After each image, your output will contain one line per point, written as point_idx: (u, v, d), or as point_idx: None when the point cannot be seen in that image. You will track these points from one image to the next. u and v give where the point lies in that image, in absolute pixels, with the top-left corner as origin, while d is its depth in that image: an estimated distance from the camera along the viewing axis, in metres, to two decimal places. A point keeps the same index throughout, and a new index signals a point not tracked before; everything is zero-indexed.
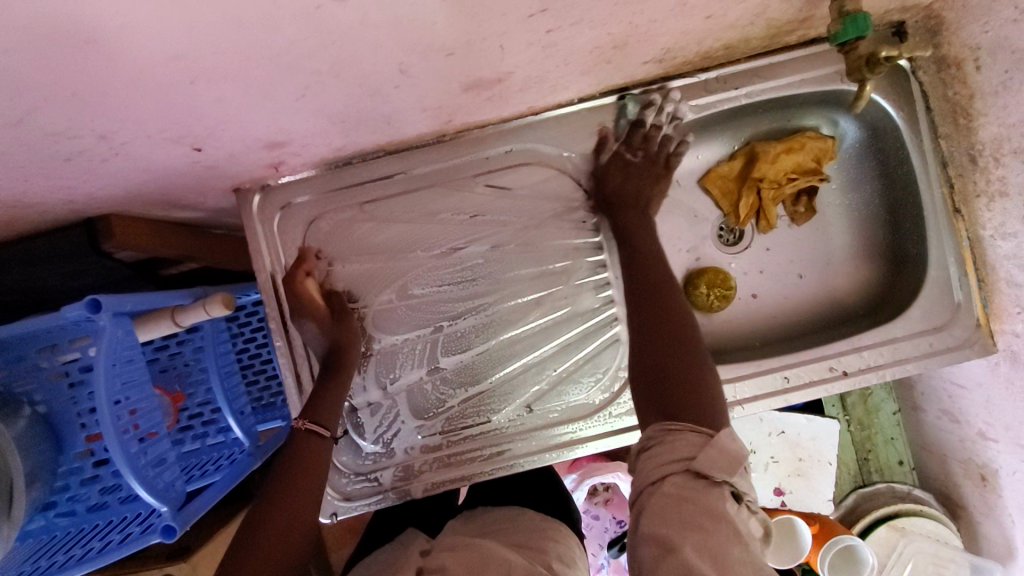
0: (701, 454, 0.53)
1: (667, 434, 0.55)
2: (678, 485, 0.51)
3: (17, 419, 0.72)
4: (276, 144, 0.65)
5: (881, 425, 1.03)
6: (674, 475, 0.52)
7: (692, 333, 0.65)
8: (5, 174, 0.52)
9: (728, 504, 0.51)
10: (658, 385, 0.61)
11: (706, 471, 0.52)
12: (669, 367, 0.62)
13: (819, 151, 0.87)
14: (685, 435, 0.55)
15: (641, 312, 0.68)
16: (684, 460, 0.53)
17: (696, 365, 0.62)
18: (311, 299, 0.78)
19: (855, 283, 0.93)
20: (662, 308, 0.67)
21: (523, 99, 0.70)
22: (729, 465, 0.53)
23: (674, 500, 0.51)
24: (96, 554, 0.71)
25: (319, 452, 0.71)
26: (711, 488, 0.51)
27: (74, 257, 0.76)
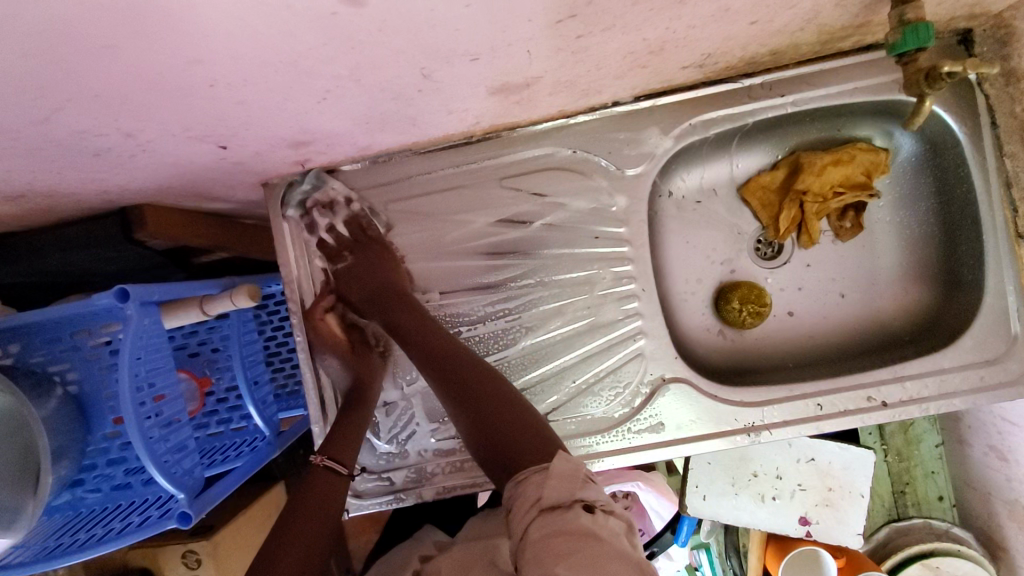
0: (545, 491, 0.53)
1: (515, 488, 0.56)
2: (541, 525, 0.50)
3: (49, 399, 0.75)
4: (301, 143, 0.65)
5: (921, 457, 0.96)
6: (532, 520, 0.51)
7: (505, 393, 0.68)
8: (39, 167, 0.54)
9: (586, 517, 0.50)
10: (497, 447, 0.62)
11: (554, 501, 0.52)
12: (497, 438, 0.63)
13: (870, 165, 0.81)
14: (529, 476, 0.56)
15: (460, 405, 0.68)
16: (535, 501, 0.52)
17: (507, 401, 0.67)
18: (331, 333, 0.80)
19: (902, 306, 0.87)
20: (468, 397, 0.67)
21: (554, 103, 0.68)
22: (569, 486, 0.53)
23: (540, 544, 0.49)
24: (115, 535, 0.73)
25: (333, 488, 0.72)
26: (565, 513, 0.50)
27: (108, 245, 0.78)
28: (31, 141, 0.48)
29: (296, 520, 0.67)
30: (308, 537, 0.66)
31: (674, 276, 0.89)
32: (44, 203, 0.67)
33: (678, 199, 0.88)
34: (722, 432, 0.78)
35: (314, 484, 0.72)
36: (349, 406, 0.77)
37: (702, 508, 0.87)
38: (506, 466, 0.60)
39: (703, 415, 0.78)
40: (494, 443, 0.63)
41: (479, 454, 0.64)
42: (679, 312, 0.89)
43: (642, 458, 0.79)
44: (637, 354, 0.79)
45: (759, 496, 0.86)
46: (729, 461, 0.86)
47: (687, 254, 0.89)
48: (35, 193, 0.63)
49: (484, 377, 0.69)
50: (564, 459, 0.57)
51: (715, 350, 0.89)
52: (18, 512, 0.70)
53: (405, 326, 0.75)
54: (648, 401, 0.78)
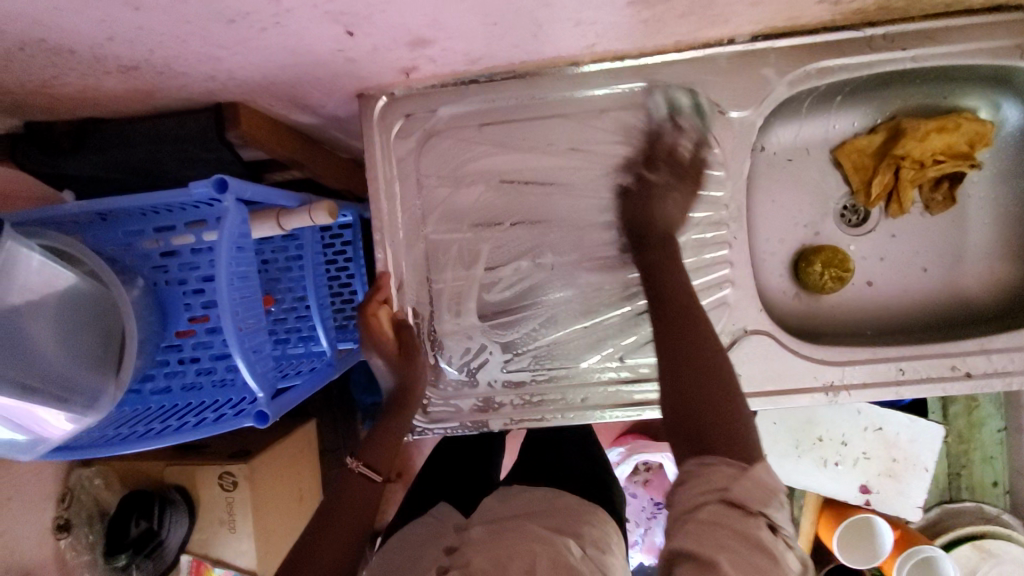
0: (733, 485, 0.51)
1: (702, 465, 0.53)
2: (714, 511, 0.49)
3: (132, 288, 0.75)
4: (421, 43, 0.63)
5: (982, 441, 0.94)
6: (710, 502, 0.50)
7: (722, 353, 0.63)
8: (172, 27, 0.52)
9: (766, 533, 0.48)
10: (683, 412, 0.59)
11: (739, 500, 0.50)
12: (696, 402, 0.59)
13: (974, 135, 0.80)
14: (716, 463, 0.53)
15: (663, 346, 0.64)
16: (722, 489, 0.51)
17: (718, 372, 0.61)
18: (381, 331, 0.76)
19: (987, 283, 0.86)
20: (674, 332, 0.64)
21: (677, 28, 0.67)
22: (762, 496, 0.51)
23: (706, 527, 0.49)
24: (192, 428, 0.72)
25: (366, 495, 0.69)
26: (749, 518, 0.49)
27: (197, 142, 0.76)
28: None
29: (332, 516, 0.66)
30: (341, 535, 0.64)
31: (758, 234, 0.88)
32: (150, 82, 0.65)
33: (769, 155, 0.87)
34: (801, 389, 0.77)
35: (347, 488, 0.69)
36: (387, 412, 0.78)
37: (763, 467, 0.86)
38: (691, 442, 0.56)
39: (781, 370, 0.77)
40: (686, 405, 0.59)
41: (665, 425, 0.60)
42: (760, 271, 0.88)
43: None
44: (721, 303, 0.78)
45: (821, 460, 0.85)
46: (794, 423, 0.85)
47: (773, 213, 0.88)
48: (149, 66, 0.61)
49: (700, 326, 0.65)
50: (765, 466, 0.53)
51: (791, 312, 0.88)
52: (100, 393, 0.70)
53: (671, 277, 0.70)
54: (728, 350, 0.78)
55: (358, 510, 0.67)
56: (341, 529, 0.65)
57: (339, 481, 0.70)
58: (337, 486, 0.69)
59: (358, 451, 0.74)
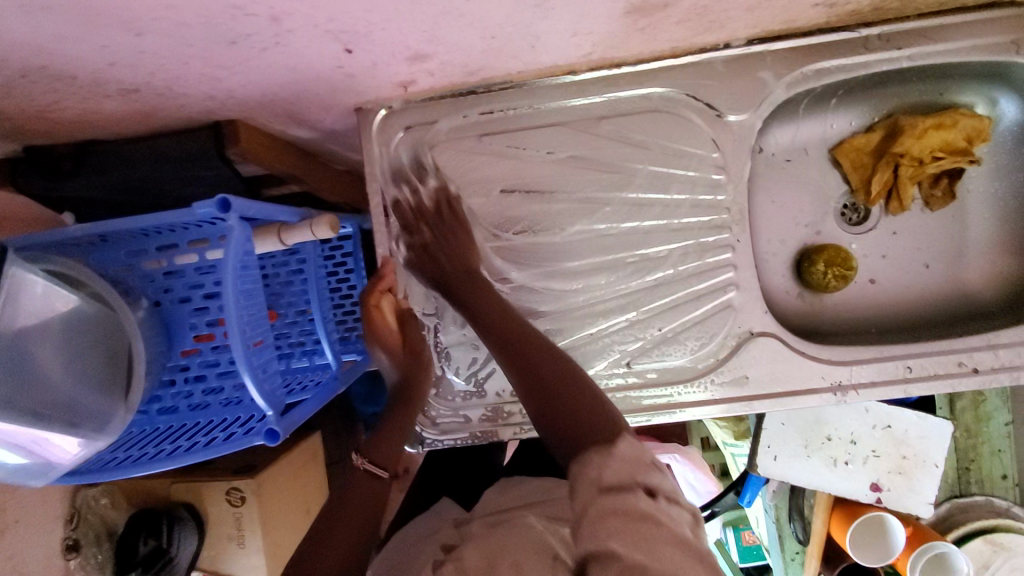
0: (606, 472, 0.51)
1: (584, 465, 0.53)
2: (600, 504, 0.49)
3: (137, 309, 0.75)
4: (420, 57, 0.63)
5: (990, 435, 0.94)
6: (592, 501, 0.50)
7: (556, 355, 0.64)
8: (173, 50, 0.52)
9: (647, 500, 0.49)
10: (559, 414, 0.59)
11: (616, 482, 0.50)
12: (558, 407, 0.59)
13: (971, 131, 0.80)
14: (587, 456, 0.54)
15: (510, 362, 0.65)
16: (597, 481, 0.51)
17: (571, 376, 0.62)
18: (383, 321, 0.76)
19: (989, 277, 0.86)
20: (511, 348, 0.66)
21: (674, 35, 0.67)
22: (633, 470, 0.51)
23: (600, 517, 0.48)
24: (202, 448, 0.71)
25: (371, 493, 0.69)
26: (623, 494, 0.49)
27: (198, 160, 0.76)
28: (183, 14, 0.47)
29: (341, 514, 0.66)
30: (348, 533, 0.64)
31: (759, 235, 0.88)
32: (150, 103, 0.65)
33: (768, 156, 0.87)
34: (809, 390, 0.77)
35: (355, 487, 0.69)
36: (393, 406, 0.77)
37: (773, 468, 0.86)
38: (568, 440, 0.57)
39: (788, 370, 0.77)
40: (551, 404, 0.60)
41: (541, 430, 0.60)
42: (762, 273, 0.88)
43: (722, 411, 0.78)
44: (725, 306, 0.78)
45: (832, 460, 0.84)
46: (803, 423, 0.85)
47: (773, 213, 0.88)
48: (149, 89, 0.61)
49: (530, 336, 0.67)
50: (628, 441, 0.54)
51: (794, 312, 0.88)
52: (109, 417, 0.70)
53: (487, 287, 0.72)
54: (734, 353, 0.78)
55: (363, 510, 0.67)
56: (350, 527, 0.65)
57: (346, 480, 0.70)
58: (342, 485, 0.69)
59: (363, 447, 0.73)
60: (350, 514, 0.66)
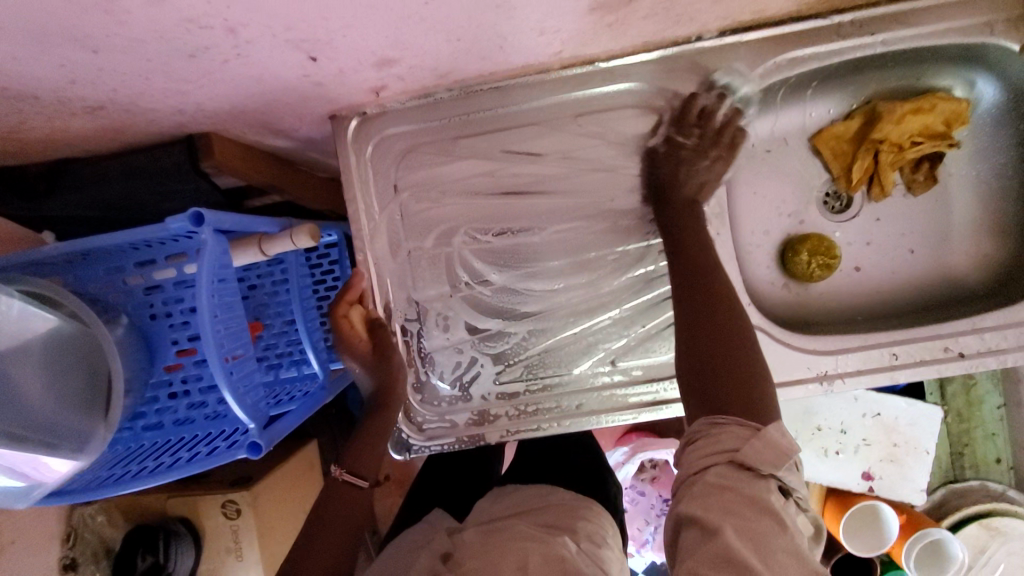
0: (746, 446, 0.51)
1: (711, 426, 0.54)
2: (719, 474, 0.50)
3: (116, 327, 0.74)
4: (387, 62, 0.63)
5: (983, 418, 0.94)
6: (707, 469, 0.51)
7: (739, 315, 0.62)
8: (133, 66, 0.52)
9: (776, 496, 0.48)
10: (711, 370, 0.58)
11: (751, 462, 0.50)
12: (712, 364, 0.58)
13: (950, 114, 0.80)
14: (729, 425, 0.53)
15: (684, 305, 0.64)
16: (729, 453, 0.51)
17: (744, 338, 0.60)
18: (353, 332, 0.76)
19: (975, 260, 0.86)
20: (694, 290, 0.65)
21: (644, 29, 0.67)
22: (776, 457, 0.50)
23: (712, 490, 0.49)
24: (184, 463, 0.71)
25: (353, 502, 0.71)
26: (757, 480, 0.49)
27: (173, 174, 0.76)
28: (135, 28, 0.46)
29: (321, 523, 0.68)
30: (330, 542, 0.67)
31: (742, 226, 0.87)
32: (119, 120, 0.65)
33: (748, 147, 0.86)
34: (796, 381, 0.77)
35: (334, 496, 0.70)
36: (371, 412, 0.76)
37: None
38: (704, 401, 0.57)
39: (774, 362, 0.77)
40: (703, 357, 0.60)
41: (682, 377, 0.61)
42: (747, 264, 0.87)
43: None
44: None
45: (822, 450, 0.84)
46: (792, 415, 0.84)
47: (756, 205, 0.87)
48: (115, 105, 0.61)
49: (721, 295, 0.64)
50: (780, 428, 0.52)
51: (781, 303, 0.88)
52: (90, 436, 0.70)
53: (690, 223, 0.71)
54: None
55: (344, 522, 0.69)
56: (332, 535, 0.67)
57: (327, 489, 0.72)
58: (323, 494, 0.71)
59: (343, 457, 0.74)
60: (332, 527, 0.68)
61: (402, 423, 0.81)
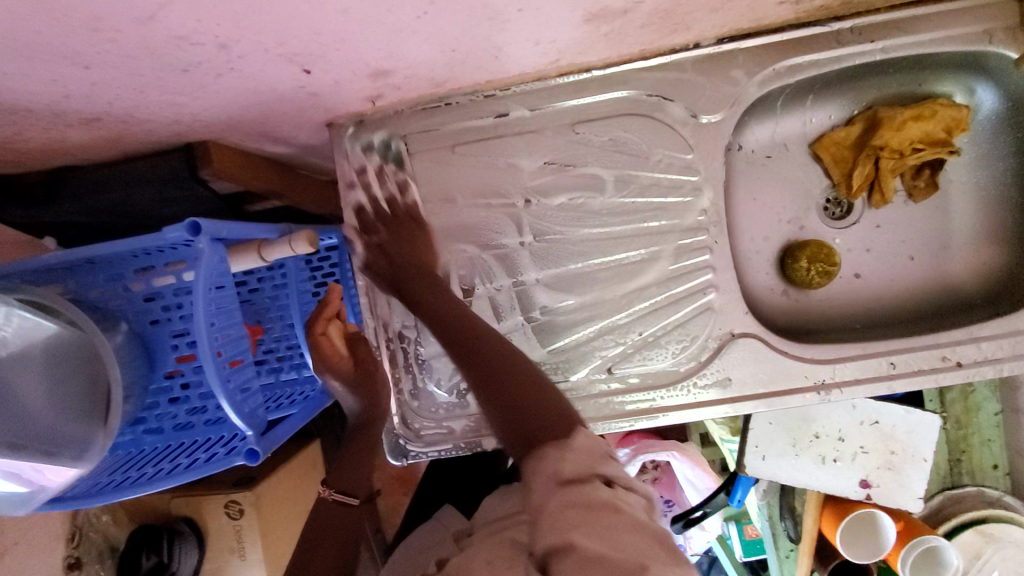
0: (564, 466, 0.50)
1: (538, 461, 0.52)
2: (558, 498, 0.48)
3: (116, 334, 0.75)
4: (382, 73, 0.63)
5: (980, 425, 0.93)
6: (549, 496, 0.49)
7: (501, 344, 0.65)
8: (126, 80, 0.52)
9: (605, 489, 0.49)
10: (516, 406, 0.58)
11: (575, 476, 0.50)
12: (524, 408, 0.58)
13: (951, 121, 0.79)
14: (546, 450, 0.53)
15: (461, 360, 0.64)
16: (555, 475, 0.50)
17: (532, 371, 0.62)
18: (333, 349, 0.77)
19: (974, 267, 0.85)
20: (473, 351, 0.64)
21: (640, 38, 0.67)
22: (590, 460, 0.51)
23: (560, 510, 0.47)
24: (183, 470, 0.72)
25: (346, 519, 0.72)
26: (584, 486, 0.49)
27: (172, 182, 0.76)
28: (127, 44, 0.46)
29: (319, 540, 0.70)
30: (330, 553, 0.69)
31: (740, 233, 0.87)
32: (115, 130, 0.65)
33: (747, 153, 0.86)
34: (794, 389, 0.76)
35: (327, 515, 0.72)
36: (354, 436, 0.78)
37: (762, 468, 0.85)
38: (519, 439, 0.56)
39: (771, 370, 0.77)
40: (516, 409, 0.58)
41: (495, 421, 0.59)
42: (745, 271, 0.87)
43: (707, 414, 0.77)
44: (705, 308, 0.77)
45: (820, 458, 0.84)
46: (790, 422, 0.84)
47: (755, 211, 0.87)
48: (111, 116, 0.61)
49: (480, 336, 0.66)
50: (585, 434, 0.54)
51: (780, 309, 0.87)
52: (89, 443, 0.71)
53: (414, 293, 0.72)
54: (716, 355, 0.77)
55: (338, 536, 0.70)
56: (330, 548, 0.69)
57: (317, 510, 0.73)
58: (315, 514, 0.73)
59: (330, 476, 0.76)
60: (325, 540, 0.70)
61: (399, 430, 0.81)
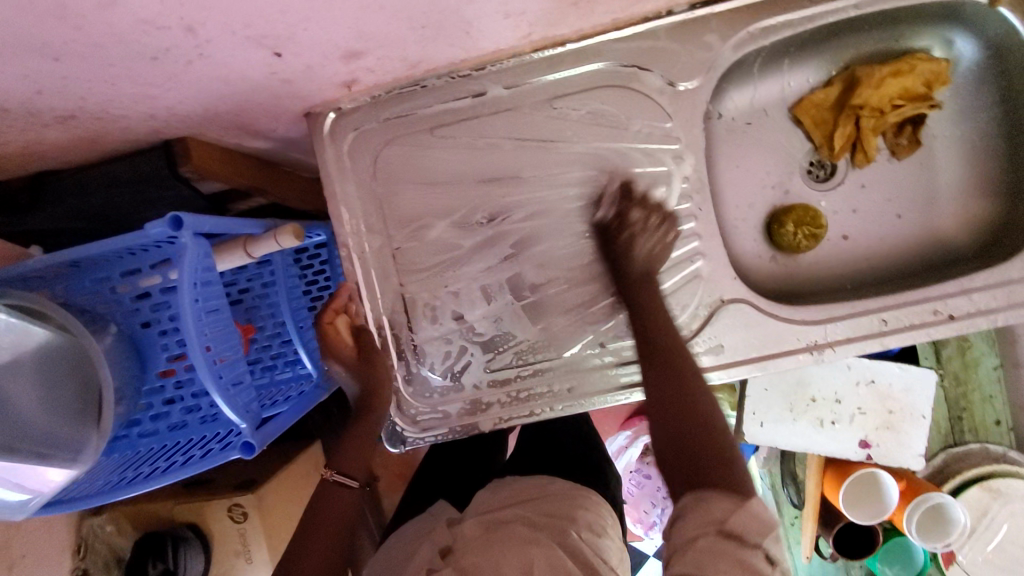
0: (731, 516, 0.51)
1: (699, 500, 0.53)
2: (711, 542, 0.50)
3: (105, 335, 0.75)
4: (355, 54, 0.62)
5: (980, 381, 0.93)
6: (702, 536, 0.51)
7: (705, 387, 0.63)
8: (96, 72, 0.52)
9: (761, 561, 0.49)
10: (683, 437, 0.58)
11: (737, 532, 0.50)
12: (692, 443, 0.58)
13: (929, 75, 0.79)
14: (712, 496, 0.53)
15: (665, 387, 0.63)
16: (717, 522, 0.51)
17: (707, 398, 0.62)
18: (338, 338, 0.78)
19: (963, 221, 0.85)
20: (673, 367, 0.64)
21: (611, 5, 0.66)
22: (762, 528, 0.51)
23: (703, 554, 0.49)
24: (179, 467, 0.72)
25: (344, 503, 0.71)
26: (745, 546, 0.49)
27: (153, 181, 0.76)
28: (92, 32, 0.46)
29: (316, 525, 0.69)
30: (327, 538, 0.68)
31: (727, 202, 0.87)
32: (92, 129, 0.65)
33: (728, 121, 0.86)
34: (788, 352, 0.76)
35: (326, 499, 0.71)
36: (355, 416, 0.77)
37: (760, 434, 0.85)
38: (689, 473, 0.56)
39: (763, 335, 0.76)
40: (690, 443, 0.58)
41: (662, 453, 0.59)
42: (733, 239, 0.87)
43: (701, 382, 0.77)
44: (695, 276, 0.77)
45: (818, 421, 0.84)
46: (786, 387, 0.84)
47: (740, 179, 0.87)
48: (84, 113, 0.61)
49: (685, 362, 0.65)
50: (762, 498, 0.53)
51: (770, 275, 0.87)
52: (84, 444, 0.71)
53: (645, 310, 0.70)
54: (707, 322, 0.77)
55: (338, 521, 0.69)
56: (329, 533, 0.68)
57: (317, 494, 0.72)
58: (314, 498, 0.71)
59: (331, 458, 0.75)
60: (324, 528, 0.68)
61: (395, 416, 0.81)
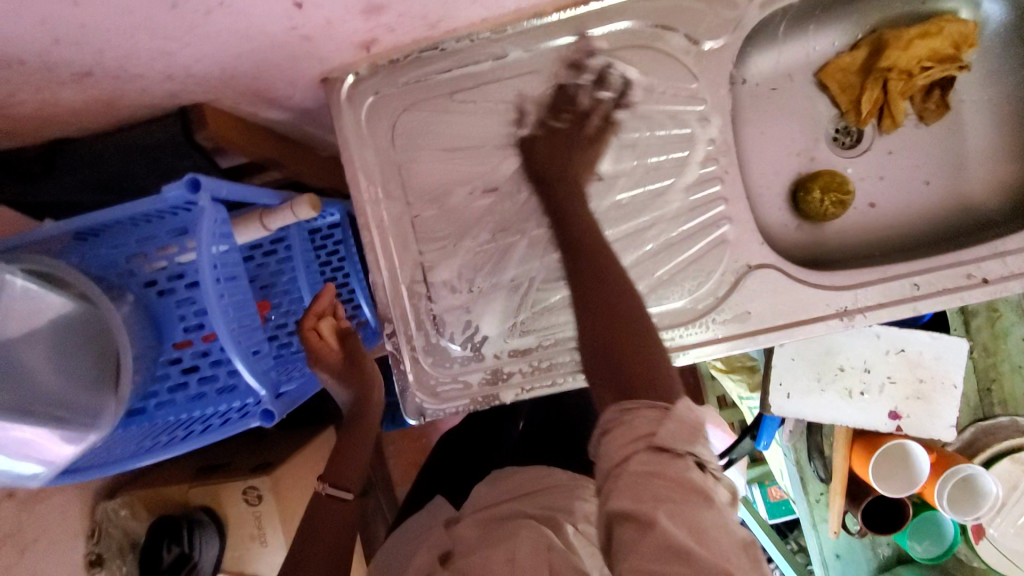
0: (660, 427, 0.47)
1: (625, 414, 0.49)
2: (642, 460, 0.45)
3: (122, 303, 0.74)
4: (376, 8, 0.61)
5: (1009, 351, 0.91)
6: (633, 453, 0.46)
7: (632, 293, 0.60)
8: (114, 20, 0.51)
9: (696, 472, 0.45)
10: (612, 359, 0.55)
11: (665, 442, 0.46)
12: (616, 365, 0.54)
13: (958, 36, 0.77)
14: (642, 407, 0.49)
15: (584, 295, 0.60)
16: (646, 434, 0.47)
17: (632, 322, 0.57)
18: (321, 343, 0.76)
19: (993, 185, 0.83)
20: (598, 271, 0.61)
21: None
22: (690, 434, 0.47)
23: (638, 478, 0.44)
24: (198, 434, 0.71)
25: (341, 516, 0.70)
26: (675, 459, 0.45)
27: (170, 149, 0.75)
28: None
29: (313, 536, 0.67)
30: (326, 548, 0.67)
31: (751, 169, 0.85)
32: (108, 90, 0.64)
33: (752, 86, 0.84)
34: (818, 318, 0.74)
35: (322, 512, 0.69)
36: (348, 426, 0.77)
37: (787, 407, 0.83)
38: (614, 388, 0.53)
39: (791, 301, 0.75)
40: (614, 360, 0.55)
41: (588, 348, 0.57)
42: (758, 206, 0.85)
43: (728, 350, 0.75)
44: (720, 241, 0.76)
45: (847, 392, 0.82)
46: (813, 357, 0.82)
47: (764, 145, 0.85)
48: (101, 70, 0.59)
49: (612, 274, 0.61)
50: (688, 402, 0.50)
51: (795, 244, 0.85)
52: (100, 411, 0.70)
53: (559, 222, 0.68)
54: (733, 289, 0.75)
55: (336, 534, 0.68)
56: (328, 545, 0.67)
57: (309, 507, 0.70)
58: (308, 511, 0.70)
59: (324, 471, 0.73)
60: (320, 540, 0.67)
61: (414, 389, 0.79)
